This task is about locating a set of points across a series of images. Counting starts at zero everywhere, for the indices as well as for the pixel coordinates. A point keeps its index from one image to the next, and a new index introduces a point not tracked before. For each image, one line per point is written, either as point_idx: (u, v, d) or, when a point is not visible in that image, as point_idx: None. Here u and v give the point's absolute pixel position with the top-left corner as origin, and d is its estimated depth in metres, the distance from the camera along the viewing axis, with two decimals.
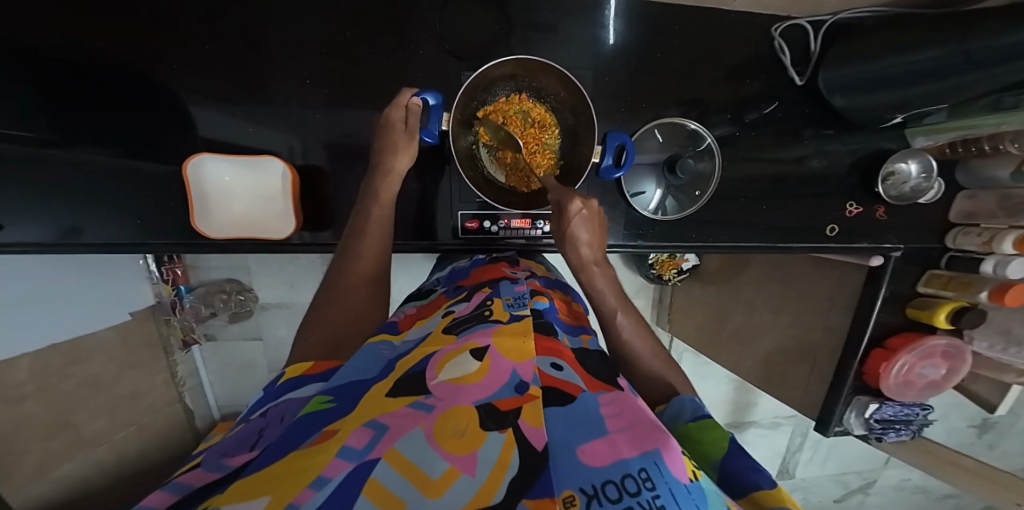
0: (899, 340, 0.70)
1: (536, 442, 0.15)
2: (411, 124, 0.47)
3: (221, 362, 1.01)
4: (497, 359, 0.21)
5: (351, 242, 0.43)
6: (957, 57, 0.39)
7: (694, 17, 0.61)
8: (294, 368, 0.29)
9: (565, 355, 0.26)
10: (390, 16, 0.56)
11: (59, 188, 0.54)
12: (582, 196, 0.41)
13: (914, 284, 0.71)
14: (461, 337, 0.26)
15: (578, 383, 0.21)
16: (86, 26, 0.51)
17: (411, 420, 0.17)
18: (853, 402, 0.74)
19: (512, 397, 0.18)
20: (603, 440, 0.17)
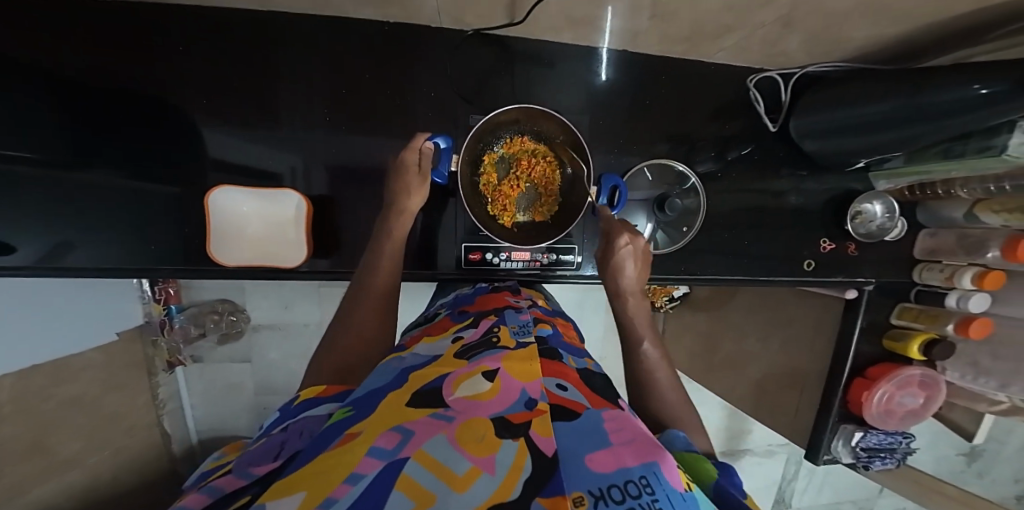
0: (878, 370, 0.73)
1: (546, 448, 0.17)
2: (424, 167, 0.52)
3: (206, 383, 1.02)
4: (508, 380, 0.24)
5: (364, 276, 0.46)
6: (904, 111, 0.45)
7: (679, 67, 0.68)
8: (309, 390, 0.31)
9: (570, 377, 0.28)
10: (401, 61, 0.61)
11: (69, 210, 0.56)
12: (630, 233, 0.48)
13: (888, 315, 0.75)
14: (473, 359, 0.29)
15: (582, 402, 0.24)
16: (118, 63, 0.56)
17: (433, 428, 0.19)
18: (839, 430, 0.76)
19: (522, 411, 0.21)
20: (607, 451, 0.19)
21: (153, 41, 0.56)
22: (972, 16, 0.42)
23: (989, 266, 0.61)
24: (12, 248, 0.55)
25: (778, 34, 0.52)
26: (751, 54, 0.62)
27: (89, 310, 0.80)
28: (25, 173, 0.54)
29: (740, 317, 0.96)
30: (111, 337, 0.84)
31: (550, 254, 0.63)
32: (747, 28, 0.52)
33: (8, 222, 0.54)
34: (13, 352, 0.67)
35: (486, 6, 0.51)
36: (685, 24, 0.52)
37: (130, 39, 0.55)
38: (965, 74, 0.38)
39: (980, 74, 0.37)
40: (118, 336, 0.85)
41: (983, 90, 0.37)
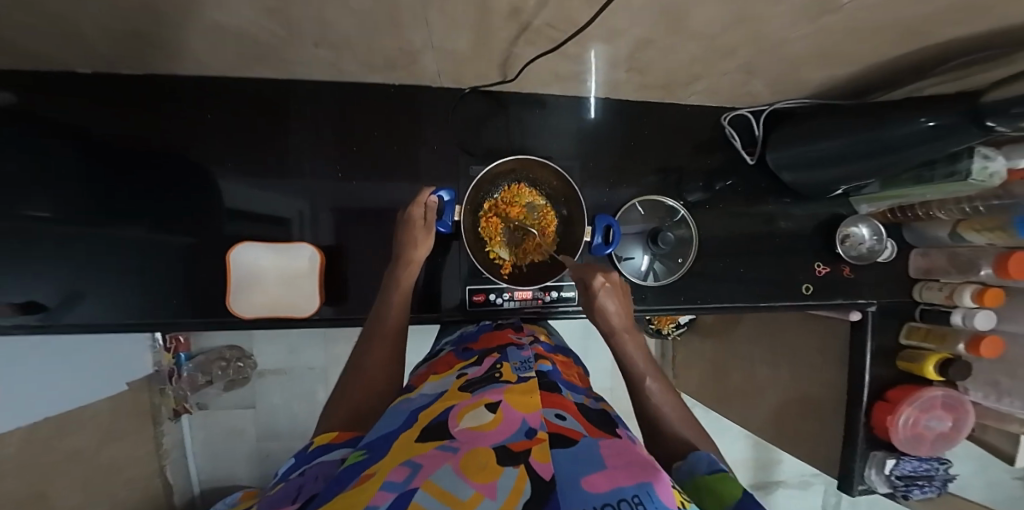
0: (898, 392, 0.71)
1: (544, 472, 0.19)
2: (429, 220, 0.56)
3: (209, 430, 1.10)
4: (508, 412, 0.25)
5: (372, 325, 0.49)
6: (865, 144, 0.48)
7: (659, 110, 0.73)
8: (322, 437, 0.33)
9: (568, 407, 0.30)
10: (402, 117, 0.67)
11: (90, 266, 0.59)
12: (603, 272, 0.52)
13: (897, 336, 0.75)
14: (476, 394, 0.30)
15: (580, 429, 0.25)
16: (145, 132, 0.61)
17: (440, 459, 0.20)
18: (870, 457, 0.73)
19: (523, 440, 0.22)
20: (602, 474, 0.20)
21: (175, 112, 0.62)
22: (916, 56, 0.47)
23: (985, 283, 0.62)
24: (40, 306, 0.57)
25: (745, 78, 0.57)
26: (724, 96, 0.67)
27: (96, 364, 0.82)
28: (61, 234, 0.58)
29: (748, 346, 0.99)
30: (120, 389, 0.88)
31: (550, 292, 0.64)
32: (714, 75, 0.57)
33: (41, 280, 0.57)
34: (59, 396, 0.71)
35: (479, 68, 0.57)
36: (658, 74, 0.58)
37: (155, 112, 0.61)
38: (926, 106, 0.41)
39: (925, 109, 0.41)
40: (129, 386, 0.90)
41: (931, 122, 0.40)
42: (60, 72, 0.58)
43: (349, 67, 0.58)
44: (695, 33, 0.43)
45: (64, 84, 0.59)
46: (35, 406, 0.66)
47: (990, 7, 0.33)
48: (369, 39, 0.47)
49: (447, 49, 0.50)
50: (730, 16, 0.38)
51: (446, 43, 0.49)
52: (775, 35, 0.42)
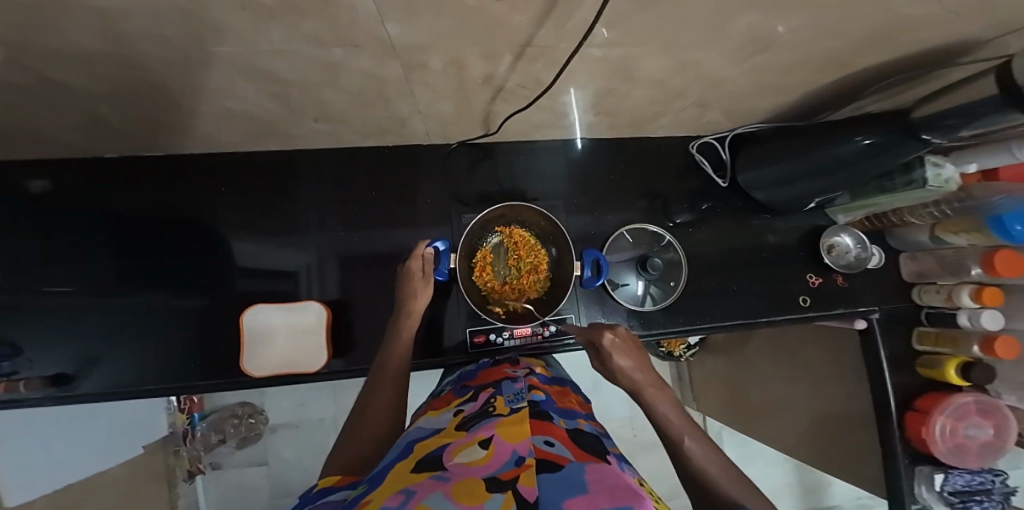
0: (926, 400, 0.68)
1: (528, 496, 0.21)
2: (427, 271, 0.60)
3: (222, 489, 1.17)
4: (500, 445, 0.27)
5: (374, 374, 0.51)
6: (820, 162, 0.52)
7: (634, 145, 0.78)
8: (325, 480, 0.36)
9: (556, 433, 0.32)
10: (395, 173, 0.73)
11: (109, 328, 0.62)
12: (611, 329, 0.53)
13: (909, 343, 0.73)
14: (470, 429, 0.33)
15: (566, 455, 0.27)
16: (161, 204, 0.67)
17: (432, 487, 0.23)
18: (915, 473, 0.67)
19: (512, 468, 0.24)
20: (585, 496, 0.21)
21: (187, 186, 0.68)
22: (853, 78, 0.51)
23: (980, 282, 0.62)
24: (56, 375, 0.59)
25: (703, 111, 0.62)
26: (690, 127, 0.72)
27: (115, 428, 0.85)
28: (84, 305, 0.62)
29: (761, 362, 0.98)
30: (134, 452, 0.90)
31: (548, 326, 0.66)
32: (673, 111, 0.62)
33: (64, 350, 0.60)
34: (86, 461, 0.74)
35: (462, 125, 0.63)
36: (624, 115, 0.63)
37: (170, 185, 0.67)
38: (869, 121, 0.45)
39: (862, 128, 0.45)
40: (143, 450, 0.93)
41: (867, 140, 0.45)
42: (89, 158, 0.65)
43: (347, 136, 0.64)
44: (646, 79, 0.48)
45: (91, 168, 0.65)
46: (57, 472, 0.67)
47: (896, 34, 0.38)
48: (362, 112, 0.53)
49: (432, 112, 0.56)
50: (674, 61, 0.43)
51: (430, 107, 0.54)
52: (715, 74, 0.47)
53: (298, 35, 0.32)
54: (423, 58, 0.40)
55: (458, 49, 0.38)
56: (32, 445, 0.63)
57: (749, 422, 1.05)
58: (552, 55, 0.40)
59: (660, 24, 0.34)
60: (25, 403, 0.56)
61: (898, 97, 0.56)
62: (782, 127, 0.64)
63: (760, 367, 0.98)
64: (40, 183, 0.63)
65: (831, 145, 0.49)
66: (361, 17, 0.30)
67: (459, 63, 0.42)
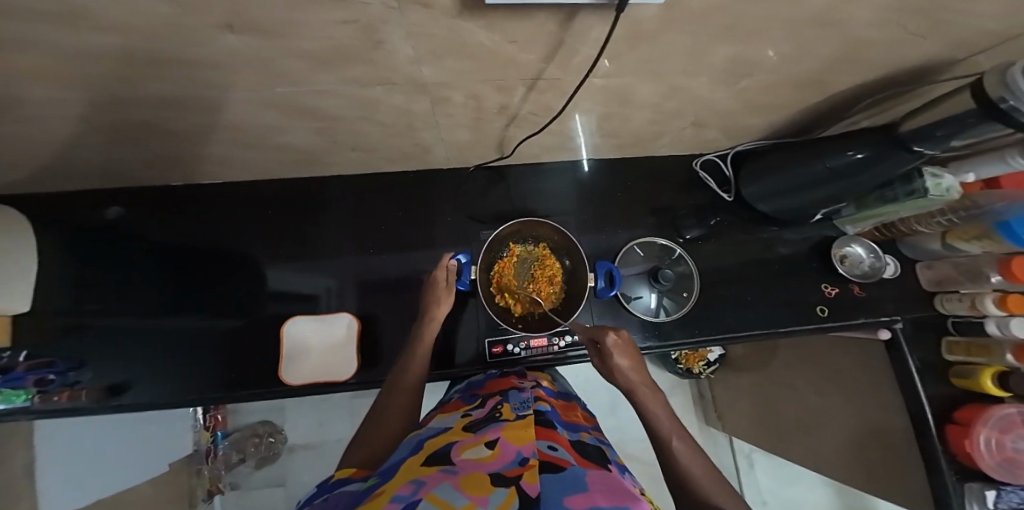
0: (966, 412, 0.66)
1: (530, 491, 0.25)
2: (450, 281, 0.63)
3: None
4: (506, 447, 0.33)
5: (395, 376, 0.56)
6: (818, 177, 0.55)
7: (642, 163, 0.82)
8: (342, 471, 0.42)
9: (558, 439, 0.38)
10: (416, 195, 0.78)
11: (152, 345, 0.66)
12: (614, 332, 0.56)
13: (939, 353, 0.71)
14: (477, 432, 0.39)
15: (567, 459, 0.33)
16: (200, 229, 0.72)
17: (441, 479, 0.29)
18: (966, 491, 0.64)
19: (516, 467, 0.30)
20: (583, 495, 0.26)
21: (225, 211, 0.73)
22: (844, 95, 0.54)
23: (1001, 289, 0.61)
24: (102, 389, 0.63)
25: (703, 131, 0.66)
26: (693, 146, 0.75)
27: (142, 444, 0.89)
28: (129, 322, 0.67)
29: (785, 376, 0.96)
30: (161, 470, 0.93)
31: (564, 337, 0.69)
32: (675, 132, 0.66)
33: (115, 363, 0.65)
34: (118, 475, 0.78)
35: (479, 150, 0.68)
36: (627, 136, 0.67)
37: (210, 210, 0.73)
38: None
39: (852, 144, 0.49)
40: (167, 467, 0.95)
41: (859, 154, 0.48)
42: (150, 187, 0.71)
43: (375, 163, 0.70)
44: (645, 103, 0.52)
45: (149, 195, 0.72)
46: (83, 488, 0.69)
47: (876, 53, 0.41)
48: (389, 141, 0.59)
49: (453, 140, 0.61)
50: (674, 88, 0.47)
51: (452, 135, 0.59)
52: (714, 98, 0.51)
53: (340, 77, 0.37)
54: (446, 93, 0.44)
55: (475, 84, 0.43)
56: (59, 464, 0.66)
57: (779, 440, 1.02)
58: (559, 86, 0.44)
59: (654, 55, 0.38)
60: (82, 411, 0.61)
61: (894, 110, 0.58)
62: (781, 145, 0.67)
63: (784, 381, 0.97)
64: (112, 210, 0.70)
65: (824, 157, 0.52)
66: (398, 60, 0.35)
67: (478, 96, 0.46)
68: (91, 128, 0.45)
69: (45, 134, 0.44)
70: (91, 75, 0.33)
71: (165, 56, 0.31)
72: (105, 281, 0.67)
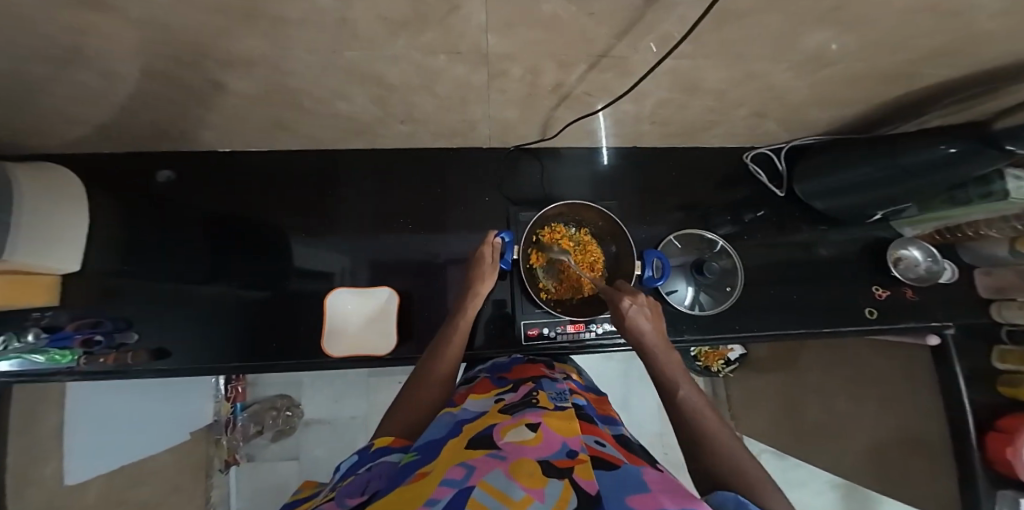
0: (1010, 420, 0.63)
1: (589, 488, 0.24)
2: (496, 259, 0.63)
3: (253, 482, 1.22)
4: (550, 436, 0.32)
5: (435, 349, 0.56)
6: (885, 173, 0.52)
7: (684, 153, 0.79)
8: (381, 440, 0.42)
9: (603, 436, 0.37)
10: (454, 176, 0.76)
11: (186, 312, 0.67)
12: (630, 294, 0.54)
13: (988, 360, 0.67)
14: (516, 415, 0.38)
15: (618, 457, 0.31)
16: (237, 200, 0.72)
17: (492, 464, 0.27)
18: (998, 498, 0.62)
19: (566, 459, 0.28)
20: (647, 494, 0.24)
21: (262, 183, 0.73)
22: (926, 89, 0.50)
23: None
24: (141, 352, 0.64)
25: (760, 122, 0.63)
26: (742, 137, 0.72)
27: (166, 413, 0.90)
28: (165, 290, 0.67)
29: (812, 377, 0.95)
30: (184, 437, 0.95)
31: (602, 324, 0.67)
32: (730, 122, 0.63)
33: (157, 328, 0.65)
34: (141, 441, 0.79)
35: (522, 130, 0.65)
36: (678, 125, 0.64)
37: (247, 182, 0.72)
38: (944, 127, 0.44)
39: (942, 137, 0.44)
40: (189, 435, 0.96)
41: (952, 148, 0.43)
42: (202, 150, 0.71)
43: (418, 138, 0.69)
44: (709, 90, 0.50)
45: (202, 161, 0.72)
46: (110, 451, 0.70)
47: (979, 44, 0.38)
48: (439, 114, 0.57)
49: (499, 117, 0.60)
50: (743, 73, 0.45)
51: (500, 113, 0.58)
52: (784, 86, 0.48)
53: (405, 45, 0.36)
54: (506, 66, 0.42)
55: (538, 60, 0.41)
56: (89, 426, 0.67)
57: (797, 441, 1.01)
58: (626, 65, 0.42)
59: (736, 38, 0.36)
60: (131, 374, 0.62)
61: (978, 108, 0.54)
62: (848, 138, 0.63)
63: (809, 383, 0.95)
64: (165, 174, 0.70)
65: (898, 152, 0.49)
66: (469, 27, 0.33)
67: (536, 71, 0.44)
68: (143, 89, 0.44)
69: (98, 93, 0.44)
70: (154, 35, 0.32)
71: (230, 15, 0.29)
72: (142, 248, 0.68)
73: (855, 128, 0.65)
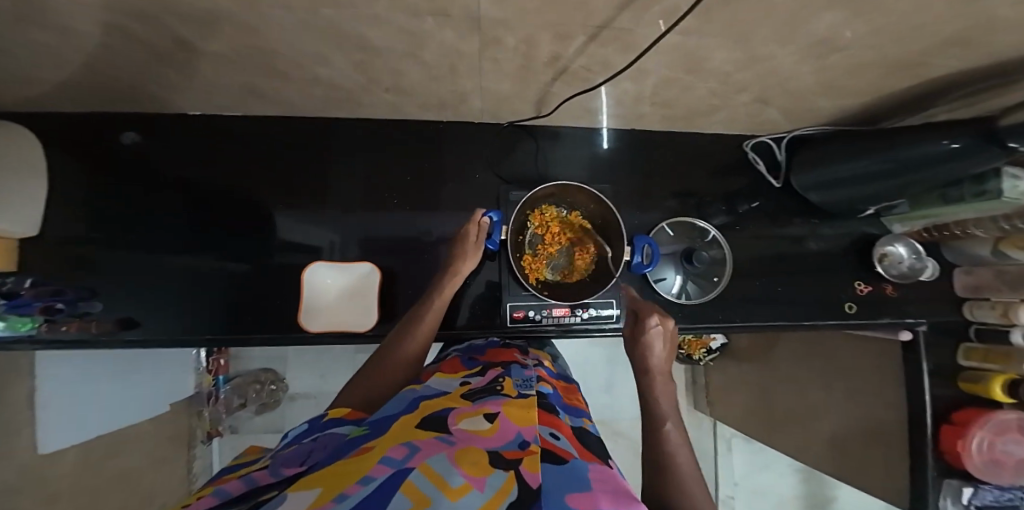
0: (965, 414, 0.65)
1: (532, 480, 0.22)
2: (480, 239, 0.61)
3: (235, 454, 1.22)
4: (505, 426, 0.31)
5: (409, 325, 0.55)
6: (883, 165, 0.51)
7: (683, 139, 0.77)
8: (335, 411, 0.41)
9: (562, 428, 0.36)
10: (444, 151, 0.73)
11: (158, 282, 0.64)
12: (661, 315, 0.56)
13: (954, 357, 0.70)
14: (477, 402, 0.37)
15: (571, 451, 0.30)
16: (213, 166, 0.68)
17: (438, 449, 0.26)
18: (944, 486, 0.65)
19: (516, 450, 0.27)
20: (587, 493, 0.22)
21: (242, 150, 0.69)
22: (935, 81, 0.49)
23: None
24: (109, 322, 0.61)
25: (762, 109, 0.61)
26: (745, 125, 0.71)
27: (145, 384, 0.88)
28: (134, 258, 0.64)
29: (789, 367, 0.97)
30: (161, 410, 0.92)
31: (587, 309, 0.67)
32: (732, 107, 0.61)
33: (127, 298, 0.63)
34: (117, 413, 0.78)
35: (519, 104, 0.62)
36: (680, 108, 0.62)
37: (225, 147, 0.68)
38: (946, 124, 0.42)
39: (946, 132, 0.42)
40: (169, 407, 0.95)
41: (955, 144, 0.42)
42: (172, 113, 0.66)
43: (408, 108, 0.65)
44: (712, 71, 0.48)
45: (172, 123, 0.67)
46: (90, 419, 0.69)
47: (993, 36, 0.36)
48: (429, 83, 0.54)
49: (493, 90, 0.57)
50: (748, 55, 0.42)
51: (494, 84, 0.54)
52: (790, 72, 0.47)
53: (388, 6, 0.33)
54: (500, 34, 0.40)
55: (533, 29, 0.38)
56: (66, 393, 0.66)
57: (767, 426, 1.05)
58: (629, 40, 0.39)
59: (744, 18, 0.34)
60: (103, 345, 0.60)
61: (985, 103, 0.53)
62: (850, 130, 0.61)
63: (786, 372, 0.98)
64: (130, 135, 0.66)
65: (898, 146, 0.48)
66: None
67: (531, 42, 0.41)
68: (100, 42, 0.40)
69: (52, 47, 0.40)
70: None
71: None
72: (111, 213, 0.64)
73: (861, 120, 0.64)
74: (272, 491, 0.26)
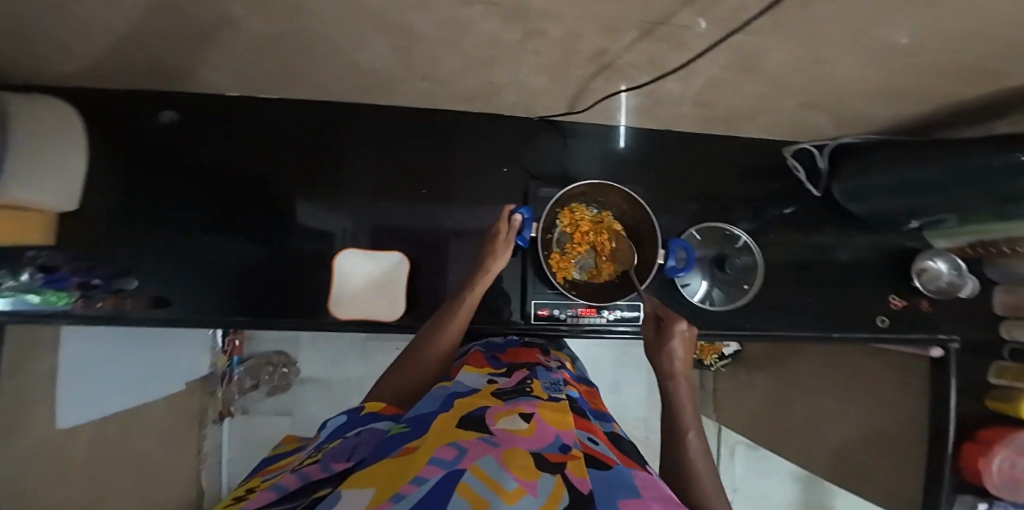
0: (991, 433, 0.64)
1: (582, 486, 0.22)
2: (510, 237, 0.61)
3: (244, 432, 1.24)
4: (544, 427, 0.30)
5: (440, 320, 0.54)
6: (934, 177, 0.49)
7: (715, 140, 0.75)
8: (371, 406, 0.41)
9: (596, 432, 0.36)
10: (472, 143, 0.73)
11: (185, 261, 0.65)
12: (685, 321, 0.54)
13: (983, 375, 0.68)
14: (510, 402, 0.36)
15: (611, 456, 0.30)
16: (245, 149, 0.68)
17: (484, 449, 0.25)
18: (958, 502, 0.64)
19: (559, 453, 0.26)
20: (638, 498, 0.22)
21: (273, 134, 0.69)
22: (998, 91, 0.46)
23: None
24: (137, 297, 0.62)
25: (805, 113, 0.59)
26: (784, 129, 0.68)
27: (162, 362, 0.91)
28: (163, 236, 0.65)
29: None
30: (176, 389, 0.94)
31: (613, 310, 0.67)
32: (773, 110, 0.60)
33: (154, 275, 0.64)
34: (137, 389, 0.79)
35: (553, 98, 0.61)
36: (719, 108, 0.61)
37: (256, 130, 0.69)
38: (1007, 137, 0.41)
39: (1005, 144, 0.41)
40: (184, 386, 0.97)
41: None
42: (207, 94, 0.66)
43: (439, 98, 0.65)
44: (760, 71, 0.46)
45: (206, 104, 0.67)
46: (109, 392, 0.71)
47: None
48: (465, 73, 0.53)
49: (528, 83, 0.56)
50: (803, 56, 0.41)
51: (531, 77, 0.53)
52: (845, 75, 0.45)
53: None
54: (545, 27, 0.39)
55: (580, 22, 0.37)
56: (88, 367, 0.67)
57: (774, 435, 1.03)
58: (679, 37, 0.38)
59: (809, 18, 0.33)
60: (130, 321, 0.61)
61: None
62: (895, 140, 0.59)
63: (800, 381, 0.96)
64: (166, 115, 0.66)
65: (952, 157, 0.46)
66: None
67: (576, 36, 0.40)
68: (145, 22, 0.40)
69: (100, 25, 0.40)
70: None
71: None
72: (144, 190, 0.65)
73: (909, 129, 0.61)
74: (321, 487, 0.27)
